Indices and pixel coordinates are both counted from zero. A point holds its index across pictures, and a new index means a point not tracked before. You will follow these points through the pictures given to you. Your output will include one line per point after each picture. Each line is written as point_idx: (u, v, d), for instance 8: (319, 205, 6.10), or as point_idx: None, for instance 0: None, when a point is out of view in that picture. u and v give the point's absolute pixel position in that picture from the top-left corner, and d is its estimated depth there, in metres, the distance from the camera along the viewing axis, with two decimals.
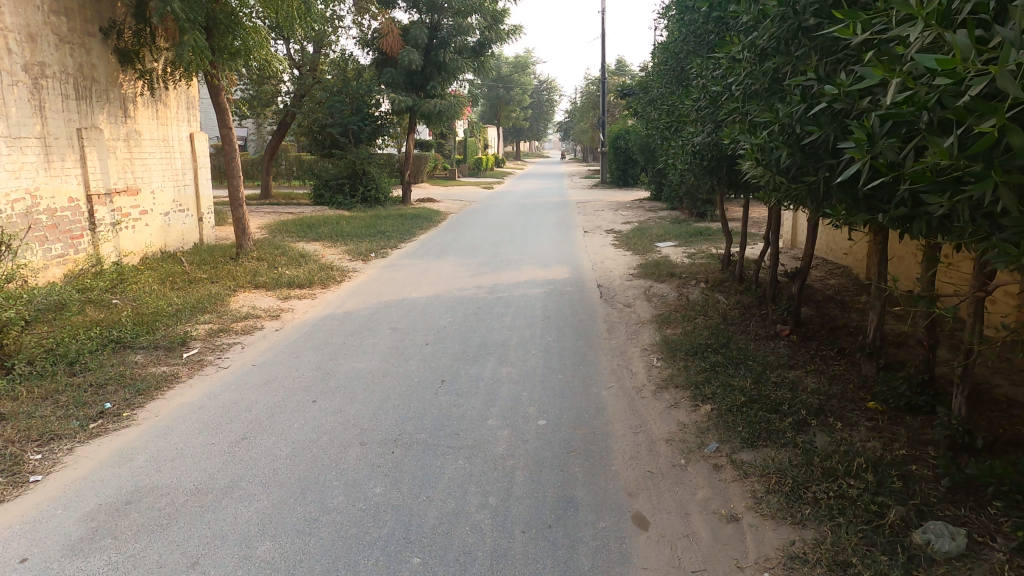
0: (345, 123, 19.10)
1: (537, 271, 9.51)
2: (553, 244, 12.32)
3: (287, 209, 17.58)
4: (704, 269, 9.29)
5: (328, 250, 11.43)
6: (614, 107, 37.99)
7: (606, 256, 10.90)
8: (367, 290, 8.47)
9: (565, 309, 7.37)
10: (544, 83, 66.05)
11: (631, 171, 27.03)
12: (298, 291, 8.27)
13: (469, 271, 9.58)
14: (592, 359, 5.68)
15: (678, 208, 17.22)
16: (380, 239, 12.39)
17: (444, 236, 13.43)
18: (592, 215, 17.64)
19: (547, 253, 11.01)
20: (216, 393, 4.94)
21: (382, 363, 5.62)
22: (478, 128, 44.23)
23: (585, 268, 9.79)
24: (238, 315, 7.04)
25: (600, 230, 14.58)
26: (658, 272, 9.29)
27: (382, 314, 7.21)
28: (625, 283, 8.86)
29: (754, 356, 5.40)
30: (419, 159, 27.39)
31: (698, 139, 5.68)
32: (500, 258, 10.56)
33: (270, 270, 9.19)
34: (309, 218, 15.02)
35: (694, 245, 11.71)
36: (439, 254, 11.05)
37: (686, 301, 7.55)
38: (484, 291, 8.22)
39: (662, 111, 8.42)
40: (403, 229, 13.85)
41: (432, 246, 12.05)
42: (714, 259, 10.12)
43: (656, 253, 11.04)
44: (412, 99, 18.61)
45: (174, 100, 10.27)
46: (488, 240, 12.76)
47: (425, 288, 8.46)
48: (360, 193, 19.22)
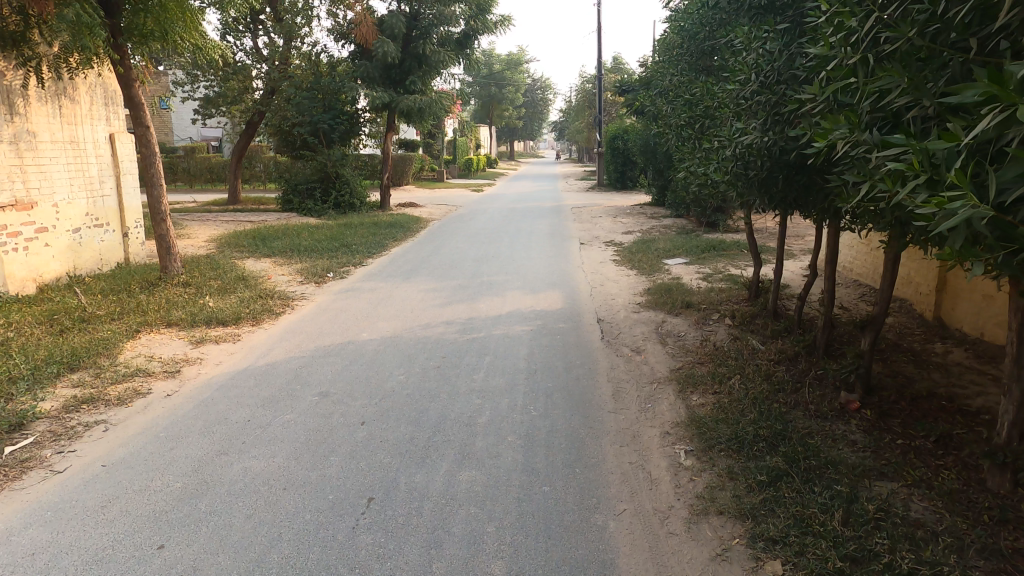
0: (315, 121, 17.31)
1: (523, 300, 7.78)
2: (543, 260, 10.58)
3: (249, 216, 15.78)
4: (727, 298, 7.63)
5: (279, 269, 9.75)
6: (610, 105, 36.35)
7: (606, 278, 9.23)
8: (306, 329, 6.70)
9: (556, 358, 5.70)
10: (537, 81, 64.34)
11: (629, 173, 25.43)
12: (218, 331, 6.54)
13: (441, 299, 7.84)
14: (592, 451, 4.00)
15: (683, 216, 15.62)
16: (343, 255, 10.65)
17: (420, 250, 11.70)
18: (588, 223, 15.97)
19: (537, 274, 9.29)
20: (15, 529, 3.20)
21: (289, 462, 3.86)
22: (468, 128, 42.45)
23: (582, 294, 8.09)
24: (122, 373, 5.27)
25: (598, 241, 12.90)
26: (670, 301, 7.63)
27: (315, 367, 5.45)
28: (631, 316, 7.20)
29: (828, 454, 3.74)
30: (403, 160, 25.61)
31: (745, 142, 3.97)
32: (479, 280, 8.83)
33: (193, 299, 7.48)
34: (267, 228, 13.24)
35: (709, 264, 10.06)
36: (409, 274, 9.32)
37: (712, 348, 5.89)
38: (455, 329, 6.48)
39: (678, 109, 6.76)
40: (373, 241, 12.15)
41: (402, 263, 10.33)
42: (735, 283, 8.49)
43: (666, 274, 9.38)
44: (390, 95, 16.85)
45: (86, 93, 8.67)
46: (469, 255, 11.01)
47: (381, 325, 6.69)
48: (333, 198, 17.43)
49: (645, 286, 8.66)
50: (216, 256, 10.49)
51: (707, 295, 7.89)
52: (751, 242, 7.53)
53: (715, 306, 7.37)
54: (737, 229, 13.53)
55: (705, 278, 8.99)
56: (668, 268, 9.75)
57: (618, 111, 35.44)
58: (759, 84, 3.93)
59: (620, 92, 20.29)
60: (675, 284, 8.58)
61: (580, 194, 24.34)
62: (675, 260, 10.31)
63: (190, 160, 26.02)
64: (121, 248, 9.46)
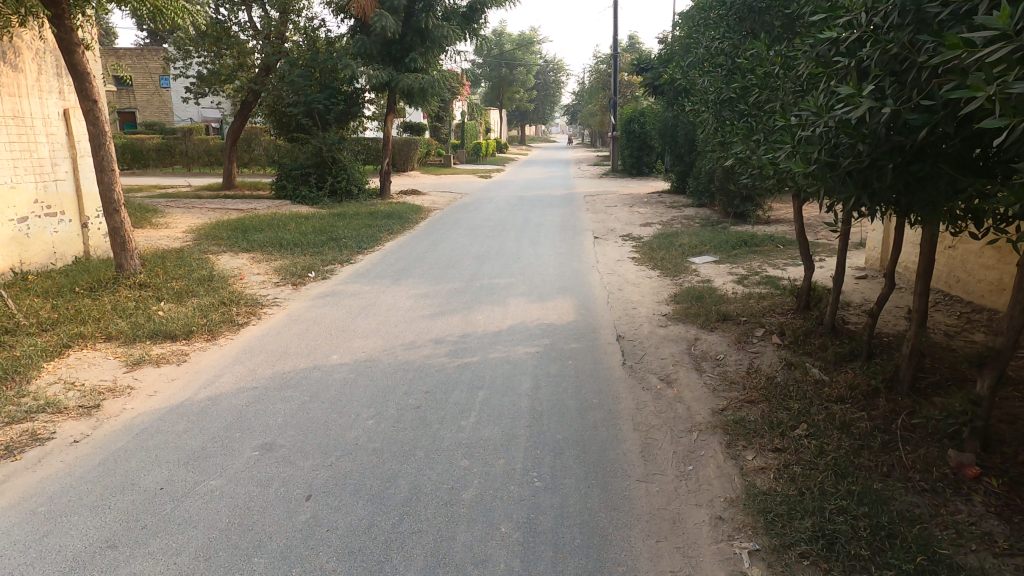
0: (310, 101, 15.87)
1: (528, 310, 6.62)
2: (552, 258, 9.42)
3: (238, 204, 14.70)
4: (771, 309, 6.41)
5: (255, 267, 8.66)
6: (625, 88, 34.76)
7: (625, 280, 8.04)
8: (268, 347, 5.59)
9: (567, 393, 4.55)
10: (550, 63, 62.49)
11: (646, 158, 24.07)
12: (164, 348, 5.47)
13: (433, 308, 6.71)
14: (619, 552, 2.87)
15: (707, 206, 14.32)
16: (328, 251, 9.53)
17: (417, 245, 10.56)
18: (603, 213, 14.70)
19: (543, 276, 8.12)
20: None
21: (195, 566, 2.77)
22: (477, 111, 41.04)
23: (599, 303, 6.91)
24: (25, 409, 4.20)
25: (614, 235, 11.65)
26: (702, 311, 6.42)
27: (265, 407, 4.34)
28: (657, 331, 6.03)
29: (965, 567, 2.59)
30: (407, 145, 24.37)
31: (841, 115, 2.74)
32: (478, 284, 7.68)
33: (145, 304, 6.41)
34: (254, 217, 12.15)
35: (742, 263, 8.80)
36: (400, 275, 8.19)
37: (763, 379, 4.70)
38: (444, 352, 5.35)
39: (724, 82, 5.52)
40: (366, 234, 11.03)
41: (394, 261, 9.21)
42: (777, 289, 7.24)
43: (694, 276, 8.15)
44: (389, 74, 15.57)
45: (32, 62, 7.58)
46: (470, 251, 9.86)
47: (357, 344, 5.57)
48: (329, 184, 16.23)
49: (671, 290, 7.44)
50: (188, 251, 9.40)
51: (745, 304, 6.68)
52: (802, 242, 6.26)
53: (757, 319, 6.15)
54: (769, 222, 12.20)
55: (740, 281, 7.75)
56: (696, 269, 8.50)
57: (634, 94, 33.83)
58: (870, 31, 2.71)
59: (638, 71, 18.85)
60: (707, 289, 7.34)
61: (593, 181, 22.98)
62: (703, 258, 9.06)
63: (187, 144, 25.00)
64: (79, 240, 8.40)
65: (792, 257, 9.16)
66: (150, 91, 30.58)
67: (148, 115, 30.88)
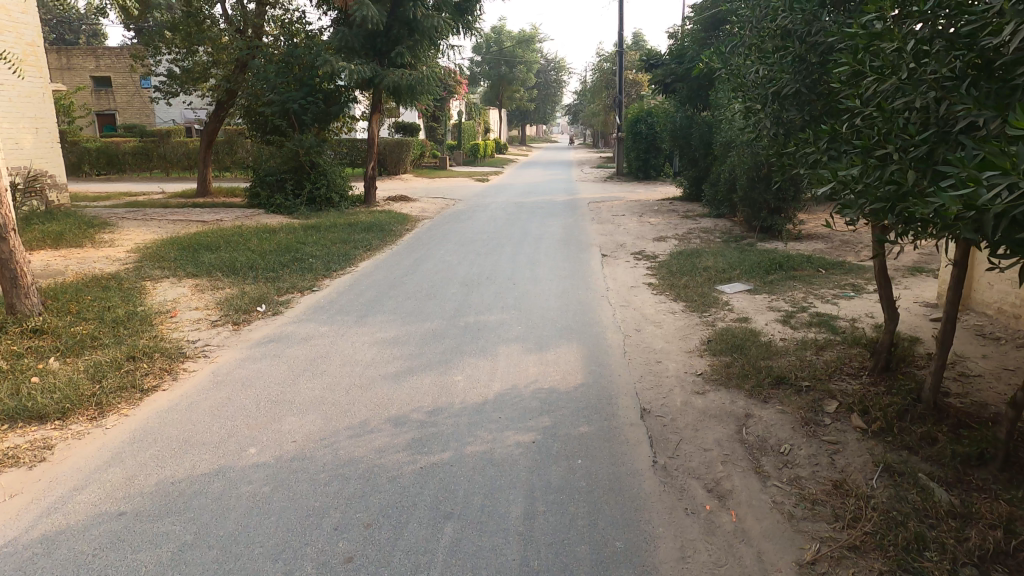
0: (285, 100, 14.30)
1: (524, 366, 5.12)
2: (553, 283, 7.93)
3: (204, 215, 13.24)
4: (839, 369, 4.93)
5: (197, 298, 7.21)
6: (630, 85, 33.26)
7: (645, 318, 6.59)
8: (167, 431, 4.10)
9: (577, 528, 3.06)
10: (551, 61, 60.99)
11: (653, 160, 22.61)
12: (21, 437, 3.99)
13: (400, 362, 5.22)
14: None
15: (726, 216, 12.87)
16: (289, 277, 8.06)
17: (397, 265, 9.06)
18: (610, 223, 13.26)
19: (543, 312, 6.62)
20: None
21: None
22: (475, 110, 39.55)
23: (613, 355, 5.43)
24: None
25: (625, 253, 10.15)
26: (749, 371, 4.94)
27: (119, 559, 2.86)
28: (693, 401, 4.56)
29: None
30: (399, 146, 22.87)
31: None
32: (462, 325, 6.19)
33: (25, 363, 4.95)
34: (213, 231, 10.69)
35: (781, 293, 7.37)
36: (369, 311, 6.69)
37: (862, 502, 3.23)
38: (404, 443, 3.87)
39: (794, 79, 4.14)
40: (338, 252, 9.58)
41: (365, 290, 7.72)
42: (837, 335, 5.77)
43: (727, 312, 6.69)
44: (373, 69, 14.07)
45: None
46: (457, 275, 8.37)
47: (288, 428, 4.10)
48: (307, 191, 14.49)
49: (702, 336, 5.95)
50: (121, 275, 7.91)
51: (801, 359, 5.20)
52: (882, 283, 4.75)
53: (823, 384, 4.68)
54: (800, 236, 10.76)
55: (786, 322, 6.26)
56: (728, 302, 7.02)
57: (639, 93, 32.32)
58: None
59: (647, 68, 17.35)
60: (749, 334, 5.85)
61: (598, 185, 21.50)
62: (734, 287, 7.58)
63: (165, 146, 23.54)
64: None
65: (841, 285, 7.67)
66: (130, 90, 29.19)
67: (128, 116, 29.52)
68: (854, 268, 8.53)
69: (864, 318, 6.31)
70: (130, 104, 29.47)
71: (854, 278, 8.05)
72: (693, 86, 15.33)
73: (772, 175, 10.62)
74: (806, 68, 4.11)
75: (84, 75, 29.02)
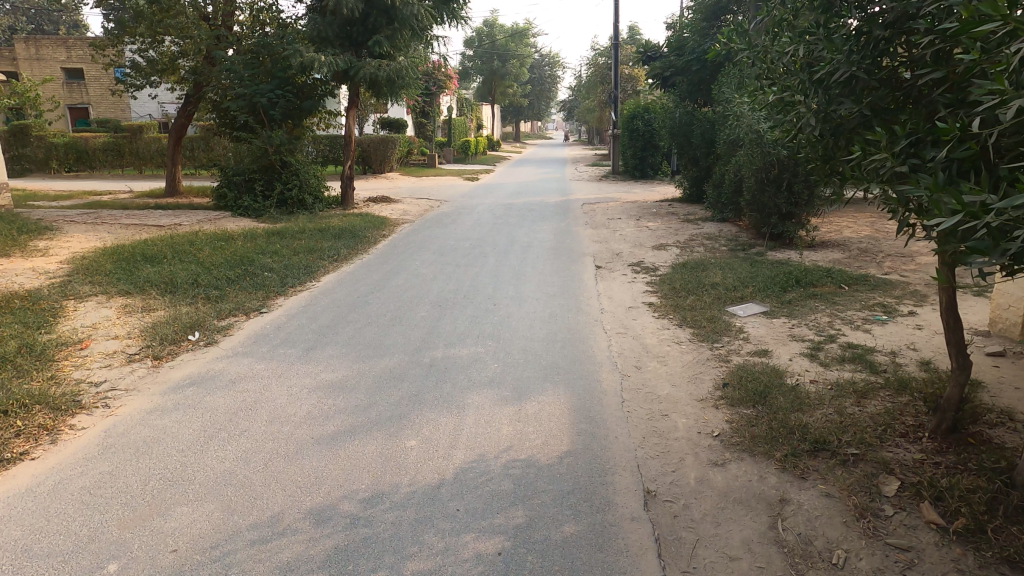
0: (254, 93, 13.06)
1: (496, 424, 4.09)
2: (539, 303, 6.90)
3: (163, 218, 12.15)
4: (891, 429, 3.91)
5: (121, 322, 6.12)
6: (626, 80, 32.17)
7: (645, 350, 5.57)
8: (4, 531, 3.01)
9: None
10: (545, 56, 59.88)
11: (651, 158, 21.60)
12: None
13: (342, 418, 4.19)
14: None
15: (732, 221, 11.86)
16: (235, 296, 7.00)
17: (364, 279, 8.00)
18: (606, 228, 12.24)
19: (524, 343, 5.58)
20: None
21: None
22: (467, 106, 38.44)
23: (608, 406, 4.41)
24: None
25: (622, 264, 9.13)
26: (778, 430, 3.92)
27: None
28: (709, 478, 3.54)
29: None
30: (384, 143, 21.78)
31: None
32: (427, 362, 5.14)
33: None
34: (164, 238, 9.62)
35: (802, 317, 6.37)
36: (318, 343, 5.63)
37: None
38: (320, 557, 2.83)
39: (846, 59, 3.14)
40: (300, 263, 8.51)
41: (320, 312, 6.64)
42: (878, 378, 4.77)
43: (742, 343, 5.68)
44: (347, 60, 12.99)
45: None
46: (430, 292, 7.31)
47: (170, 528, 3.03)
48: (277, 193, 13.37)
49: (715, 377, 4.94)
50: (40, 292, 6.84)
51: (840, 412, 4.19)
52: (948, 318, 3.67)
53: (875, 452, 3.67)
54: (814, 245, 9.77)
55: (814, 357, 5.25)
56: (742, 330, 6.01)
57: (636, 87, 31.27)
58: None
59: (644, 61, 16.33)
60: (772, 375, 4.83)
61: (593, 184, 20.45)
62: (748, 309, 6.57)
63: (139, 143, 22.41)
64: None
65: (870, 306, 6.67)
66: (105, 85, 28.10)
67: (102, 111, 28.45)
68: (880, 284, 7.54)
69: (906, 352, 5.31)
70: (105, 100, 28.36)
71: (883, 296, 7.05)
72: (694, 79, 14.29)
73: (784, 177, 9.62)
74: (861, 44, 3.13)
75: (56, 69, 27.82)
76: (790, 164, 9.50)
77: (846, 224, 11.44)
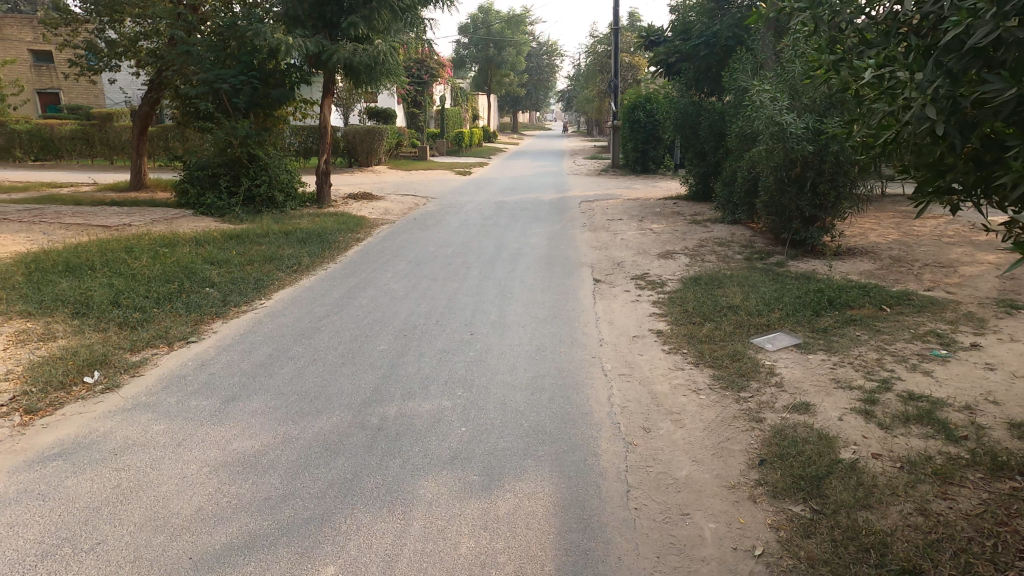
0: (215, 78, 11.80)
1: (452, 536, 2.94)
2: (525, 332, 5.74)
3: (112, 217, 10.97)
4: (1005, 549, 2.76)
5: (6, 355, 4.97)
6: (627, 69, 30.84)
7: (653, 404, 4.41)
8: None
9: None
10: (543, 45, 58.28)
11: (653, 151, 20.37)
12: None
13: (240, 522, 3.03)
14: None
15: (744, 224, 10.69)
16: (159, 320, 5.83)
17: (322, 297, 6.82)
18: (604, 230, 11.07)
19: (501, 394, 4.43)
20: None
21: None
22: (462, 96, 37.12)
23: (609, 499, 3.26)
24: None
25: (622, 276, 7.98)
26: (847, 548, 2.80)
27: None
28: None
29: None
30: (369, 135, 20.50)
31: None
32: (374, 423, 3.98)
33: None
34: (101, 242, 8.47)
35: (842, 352, 5.21)
36: (243, 392, 4.46)
37: None
38: None
39: (994, 14, 2.15)
40: (249, 276, 7.34)
41: (259, 342, 5.47)
42: (963, 451, 3.60)
43: (775, 394, 4.52)
44: (319, 43, 11.72)
45: None
46: (396, 316, 6.14)
47: None
48: (244, 189, 12.16)
49: (744, 451, 3.79)
50: None
51: (926, 513, 3.03)
52: None
53: None
54: (840, 254, 8.58)
55: (869, 415, 4.07)
56: (771, 372, 4.83)
57: (637, 76, 29.94)
58: None
59: (647, 47, 15.07)
60: (821, 448, 3.66)
61: (592, 180, 19.21)
62: (776, 342, 5.43)
63: (109, 132, 21.15)
64: None
65: (922, 334, 5.48)
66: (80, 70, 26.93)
67: (75, 98, 27.34)
68: (928, 304, 6.35)
69: (986, 409, 4.14)
70: (78, 87, 27.16)
71: (936, 322, 5.85)
72: (701, 67, 13.08)
73: (807, 176, 8.39)
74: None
75: (24, 52, 26.56)
76: (814, 161, 8.26)
77: (873, 228, 10.22)
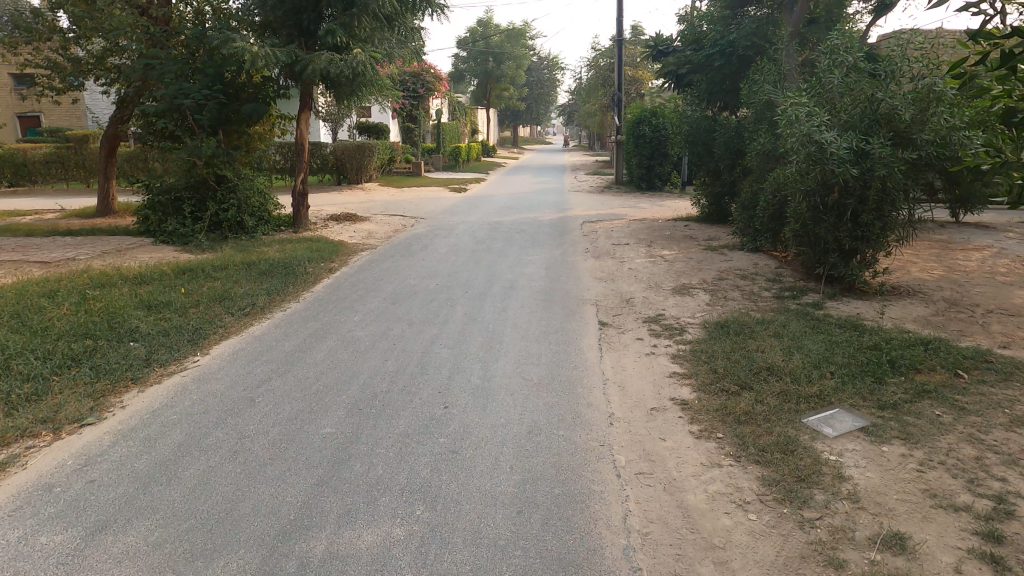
0: (176, 92, 10.63)
1: None
2: (514, 404, 4.53)
3: (59, 248, 9.81)
4: None
5: None
6: (630, 82, 29.99)
7: (685, 530, 3.18)
8: None
9: None
10: (544, 58, 57.55)
11: (659, 168, 19.28)
12: None
13: None
14: None
15: (766, 253, 9.51)
16: (57, 393, 4.66)
17: (270, 352, 5.63)
18: (610, 259, 9.88)
19: (476, 513, 3.23)
20: None
21: None
22: (460, 110, 36.19)
23: None
24: None
25: (633, 320, 6.77)
26: None
27: None
28: None
29: None
30: (359, 151, 19.40)
31: None
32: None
33: None
34: (27, 282, 7.30)
35: (927, 441, 3.99)
36: (121, 516, 3.25)
37: None
38: None
39: None
40: (188, 326, 6.16)
41: (172, 425, 4.26)
42: None
43: (853, 513, 3.29)
44: (294, 52, 10.66)
45: None
46: (354, 379, 4.94)
47: None
48: (210, 213, 11.04)
49: None
50: None
51: None
52: None
53: None
54: (884, 293, 7.39)
55: (1000, 566, 2.83)
56: (838, 477, 3.60)
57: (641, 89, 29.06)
58: None
59: (654, 57, 14.00)
60: None
61: (594, 198, 18.10)
62: (837, 425, 4.20)
63: (87, 152, 20.12)
64: None
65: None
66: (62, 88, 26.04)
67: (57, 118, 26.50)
68: (1013, 367, 5.13)
69: None
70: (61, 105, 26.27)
71: None
72: (715, 79, 11.99)
73: (846, 204, 7.22)
74: None
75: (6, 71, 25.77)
76: (855, 187, 7.08)
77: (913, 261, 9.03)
